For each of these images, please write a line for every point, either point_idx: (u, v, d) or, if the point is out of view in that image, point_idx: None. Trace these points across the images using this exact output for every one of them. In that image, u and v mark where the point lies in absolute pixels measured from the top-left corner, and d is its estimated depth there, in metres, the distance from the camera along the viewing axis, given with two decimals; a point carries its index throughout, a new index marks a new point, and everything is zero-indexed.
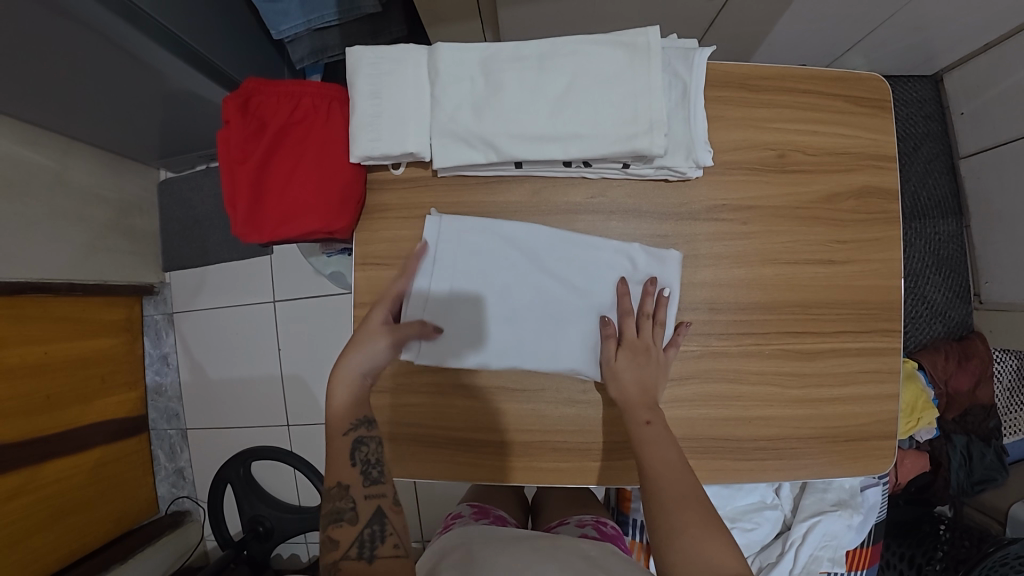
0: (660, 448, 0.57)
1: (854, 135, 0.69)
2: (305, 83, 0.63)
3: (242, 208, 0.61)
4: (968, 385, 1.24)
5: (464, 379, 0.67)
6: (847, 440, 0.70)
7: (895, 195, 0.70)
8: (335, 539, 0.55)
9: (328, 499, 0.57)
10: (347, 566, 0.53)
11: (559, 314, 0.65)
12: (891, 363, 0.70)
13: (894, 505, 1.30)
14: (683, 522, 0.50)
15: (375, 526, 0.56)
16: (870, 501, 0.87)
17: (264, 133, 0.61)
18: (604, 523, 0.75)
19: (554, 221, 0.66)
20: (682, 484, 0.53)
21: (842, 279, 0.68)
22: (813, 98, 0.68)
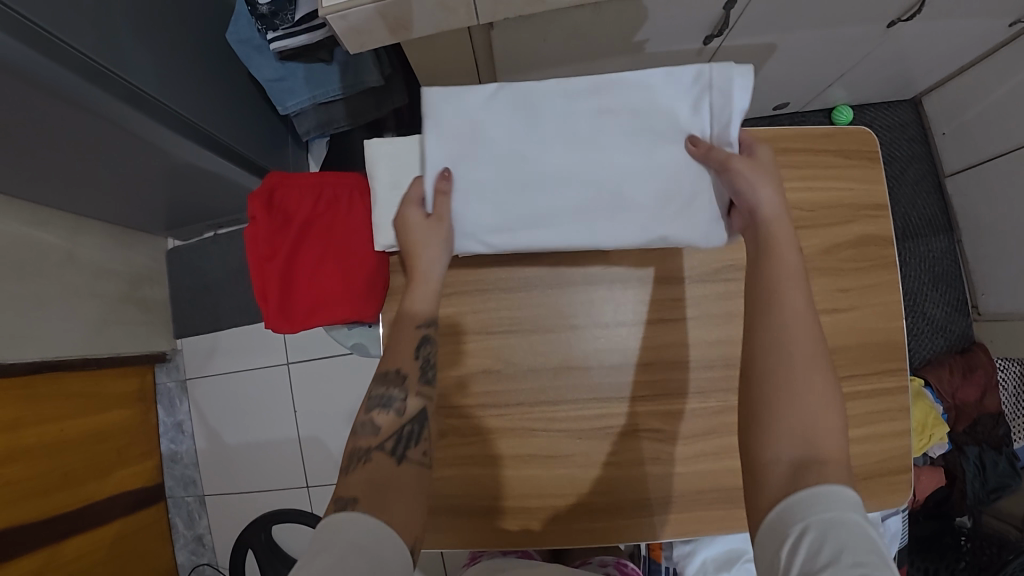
0: (797, 288, 0.51)
1: (848, 187, 0.73)
2: (329, 177, 0.66)
3: (272, 303, 0.63)
4: (974, 396, 1.28)
5: (494, 450, 0.67)
6: (865, 479, 0.72)
7: (889, 241, 0.73)
8: (375, 426, 0.56)
9: (383, 382, 0.58)
10: (377, 459, 0.54)
11: (625, 175, 0.59)
12: (902, 401, 0.72)
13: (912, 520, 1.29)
14: (801, 387, 0.48)
15: (414, 425, 0.57)
16: (893, 530, 0.89)
17: (291, 227, 0.64)
18: (626, 563, 0.77)
19: (570, 292, 0.68)
20: (804, 341, 0.49)
21: (849, 325, 0.71)
22: (806, 155, 0.72)
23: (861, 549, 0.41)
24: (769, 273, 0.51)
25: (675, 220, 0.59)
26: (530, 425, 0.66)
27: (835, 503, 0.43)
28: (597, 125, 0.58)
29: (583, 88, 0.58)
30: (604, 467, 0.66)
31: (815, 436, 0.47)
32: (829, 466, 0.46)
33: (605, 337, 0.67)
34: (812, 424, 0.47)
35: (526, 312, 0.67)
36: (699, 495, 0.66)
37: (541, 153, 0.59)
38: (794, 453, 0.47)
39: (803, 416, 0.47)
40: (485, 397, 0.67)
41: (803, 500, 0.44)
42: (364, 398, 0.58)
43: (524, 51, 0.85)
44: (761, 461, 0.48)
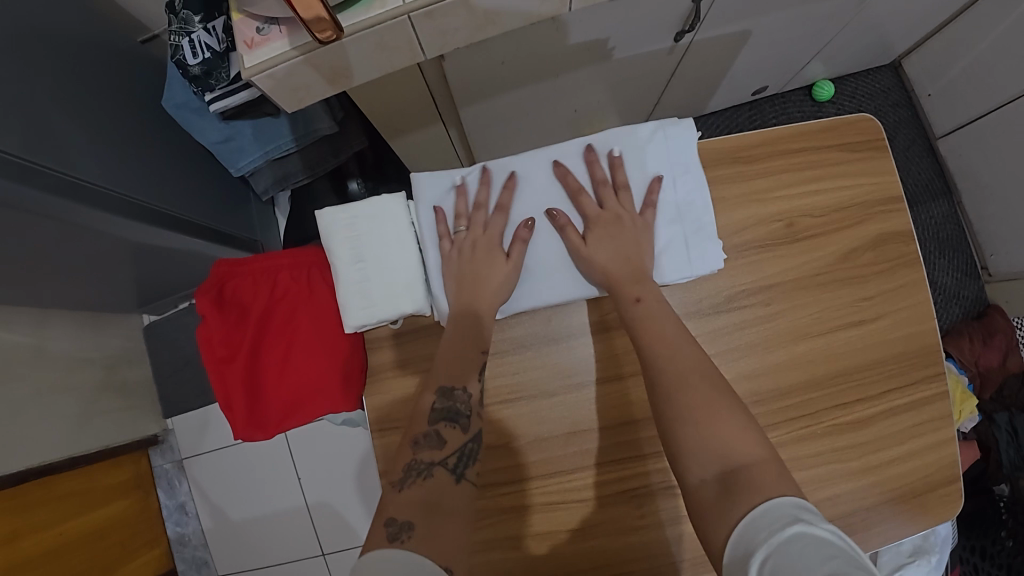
0: (662, 316, 0.55)
1: (856, 185, 0.66)
2: (279, 262, 0.62)
3: (240, 408, 0.60)
4: (997, 361, 1.22)
5: (514, 531, 0.61)
6: (913, 499, 0.66)
7: (909, 235, 0.67)
8: (441, 439, 0.50)
9: (446, 396, 0.53)
10: (435, 474, 0.48)
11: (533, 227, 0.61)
12: (943, 407, 0.67)
13: None
14: (689, 405, 0.48)
15: (474, 443, 0.52)
16: (945, 534, 0.83)
17: (245, 326, 0.61)
18: None
19: (572, 346, 0.61)
20: (681, 361, 0.51)
21: (879, 335, 0.65)
22: (806, 157, 0.65)
23: (818, 558, 0.35)
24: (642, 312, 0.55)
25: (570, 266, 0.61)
26: (551, 498, 0.61)
27: (762, 525, 0.39)
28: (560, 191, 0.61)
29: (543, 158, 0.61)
30: (633, 533, 0.60)
31: (724, 450, 0.46)
32: (750, 474, 0.43)
33: (615, 390, 0.61)
34: (716, 438, 0.46)
35: (528, 375, 0.61)
36: None
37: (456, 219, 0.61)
38: (714, 469, 0.45)
39: (710, 437, 0.46)
40: (494, 474, 0.61)
41: (743, 535, 0.39)
42: (425, 410, 0.52)
43: (483, 79, 0.79)
44: (693, 494, 0.45)
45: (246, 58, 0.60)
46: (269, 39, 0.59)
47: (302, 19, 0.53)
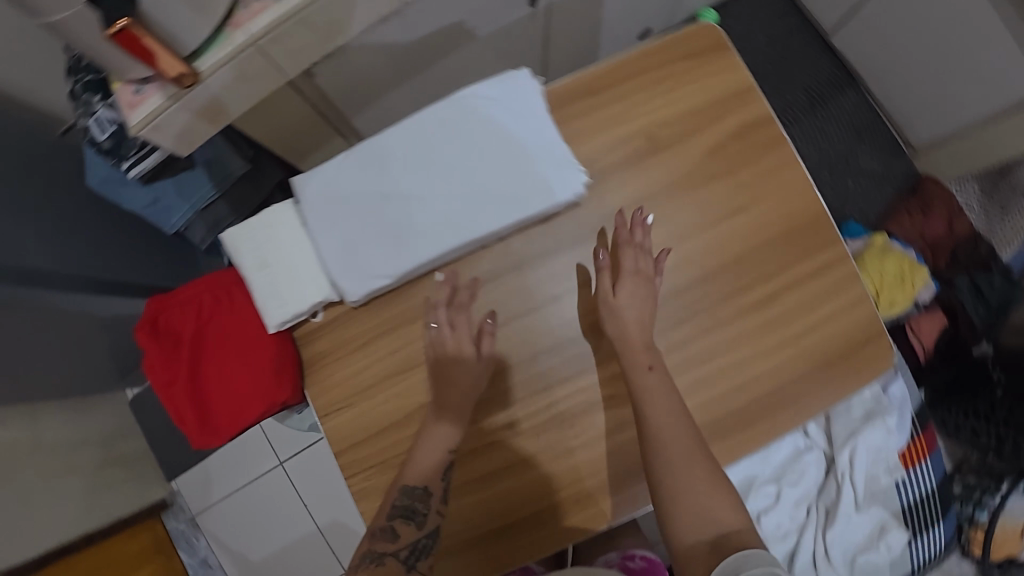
0: (662, 395, 0.57)
1: (707, 84, 0.69)
2: (199, 288, 0.68)
3: (192, 421, 0.66)
4: (942, 229, 1.26)
5: (461, 476, 0.64)
6: (842, 361, 0.68)
7: (772, 118, 0.69)
8: (394, 533, 0.57)
9: (405, 494, 0.58)
10: (388, 564, 0.55)
11: (435, 185, 0.62)
12: (847, 270, 0.68)
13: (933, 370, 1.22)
14: (686, 480, 0.52)
15: (427, 540, 0.59)
16: (899, 395, 0.80)
17: (183, 348, 0.67)
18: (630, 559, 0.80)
19: (470, 298, 0.65)
20: (679, 439, 0.54)
21: (765, 217, 0.67)
22: (651, 73, 0.69)
23: None
24: (643, 395, 0.57)
25: (478, 213, 0.62)
26: (489, 441, 0.64)
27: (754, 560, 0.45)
28: (430, 151, 0.63)
29: (410, 124, 0.63)
30: (574, 454, 0.64)
31: (718, 520, 0.50)
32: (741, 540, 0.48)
33: (528, 327, 0.65)
34: (707, 505, 0.51)
35: (438, 334, 0.65)
36: None
37: (365, 195, 0.64)
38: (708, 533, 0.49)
39: (701, 508, 0.51)
40: None
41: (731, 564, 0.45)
42: (387, 505, 0.58)
43: (360, 81, 0.84)
44: (684, 551, 0.50)
45: (130, 118, 0.67)
46: (147, 97, 0.67)
47: (170, 76, 0.61)
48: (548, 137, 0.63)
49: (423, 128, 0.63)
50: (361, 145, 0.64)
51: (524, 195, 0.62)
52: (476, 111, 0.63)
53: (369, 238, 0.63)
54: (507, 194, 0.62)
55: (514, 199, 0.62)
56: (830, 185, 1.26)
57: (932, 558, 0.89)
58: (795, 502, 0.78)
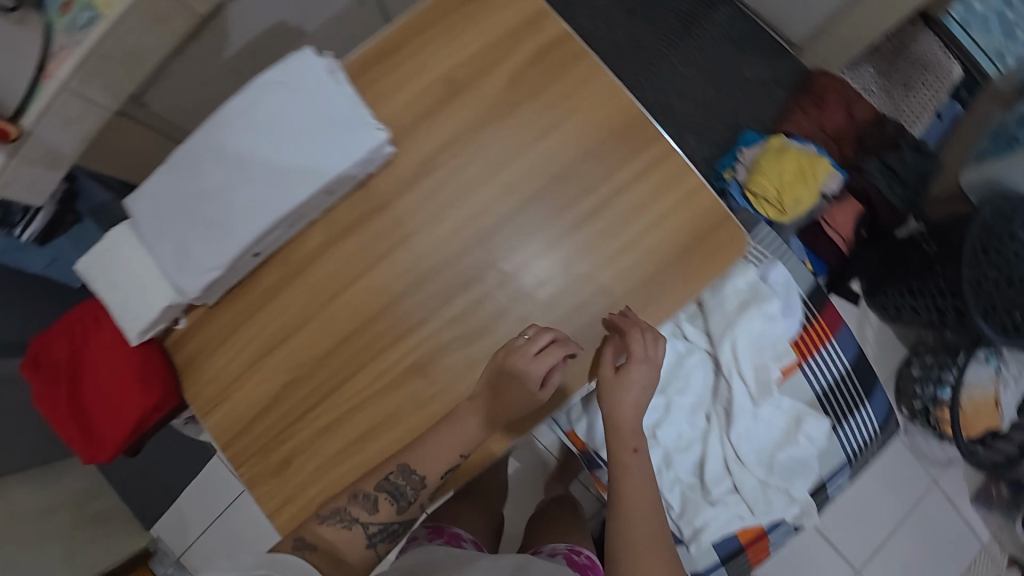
0: (640, 488, 0.57)
1: (497, 16, 0.69)
2: (71, 317, 0.72)
3: (80, 441, 0.71)
4: (841, 118, 1.24)
5: (334, 443, 0.67)
6: (693, 256, 0.64)
7: (567, 32, 0.68)
8: (376, 504, 0.58)
9: (403, 472, 0.59)
10: (355, 531, 0.57)
11: (244, 173, 0.65)
12: (674, 163, 0.65)
13: (859, 255, 1.20)
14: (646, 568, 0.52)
15: (399, 526, 0.59)
16: (779, 280, 0.76)
17: (61, 376, 0.72)
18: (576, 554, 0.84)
19: (308, 272, 0.68)
20: (647, 528, 0.55)
21: (576, 130, 0.66)
22: (442, 20, 0.69)
23: None
24: (622, 481, 0.57)
25: (283, 189, 0.63)
26: (352, 404, 0.66)
27: None
28: (232, 144, 0.66)
29: (215, 124, 0.66)
30: (432, 404, 0.65)
31: None
32: None
33: (365, 288, 0.66)
34: None
35: (286, 313, 0.68)
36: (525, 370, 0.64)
37: (186, 199, 0.67)
38: None
39: None
40: (303, 406, 0.67)
41: None
42: (383, 472, 0.60)
43: (197, 99, 0.87)
44: None
45: None
46: None
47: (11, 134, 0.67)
48: (334, 102, 0.65)
49: (222, 125, 0.66)
50: (177, 155, 0.67)
51: (321, 163, 0.63)
52: (265, 96, 0.65)
53: (194, 238, 0.66)
54: (304, 164, 0.63)
55: (312, 167, 0.63)
56: (718, 103, 1.24)
57: (870, 439, 0.85)
58: (688, 409, 0.75)
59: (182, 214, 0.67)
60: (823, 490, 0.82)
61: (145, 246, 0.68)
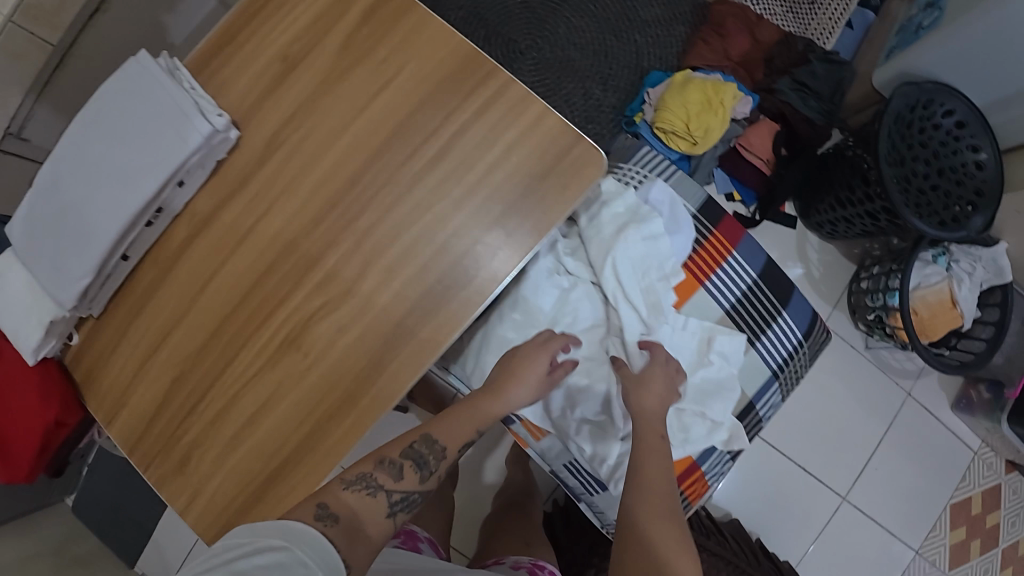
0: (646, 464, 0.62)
1: None
2: None
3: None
4: (746, 42, 1.22)
5: (230, 425, 0.68)
6: (544, 180, 0.65)
7: None
8: (399, 470, 0.59)
9: (425, 442, 0.63)
10: (379, 497, 0.57)
11: (94, 179, 0.65)
12: (514, 95, 0.67)
13: (781, 176, 1.18)
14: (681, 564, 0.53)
15: (417, 495, 0.60)
16: (659, 200, 0.76)
17: None
18: (541, 567, 0.87)
19: (181, 262, 0.70)
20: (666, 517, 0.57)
21: (413, 80, 0.67)
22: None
23: None
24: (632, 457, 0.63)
25: (133, 188, 0.64)
26: (242, 381, 0.68)
27: None
28: (77, 154, 0.66)
29: (62, 137, 0.67)
30: (313, 372, 0.67)
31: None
32: None
33: (235, 269, 0.69)
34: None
35: (167, 305, 0.70)
36: (400, 317, 0.66)
37: (44, 215, 0.67)
38: None
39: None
40: (194, 397, 0.69)
41: None
42: (406, 441, 0.63)
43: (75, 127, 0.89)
44: None
45: None
46: None
47: None
48: (166, 94, 0.65)
49: (67, 139, 0.67)
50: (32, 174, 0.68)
51: (166, 155, 0.64)
52: (102, 103, 0.66)
53: (56, 251, 0.67)
54: (145, 161, 0.64)
55: (156, 162, 0.64)
56: (619, 50, 1.22)
57: (796, 350, 0.81)
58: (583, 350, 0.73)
59: (42, 229, 0.67)
60: (750, 410, 0.80)
61: (20, 268, 0.69)
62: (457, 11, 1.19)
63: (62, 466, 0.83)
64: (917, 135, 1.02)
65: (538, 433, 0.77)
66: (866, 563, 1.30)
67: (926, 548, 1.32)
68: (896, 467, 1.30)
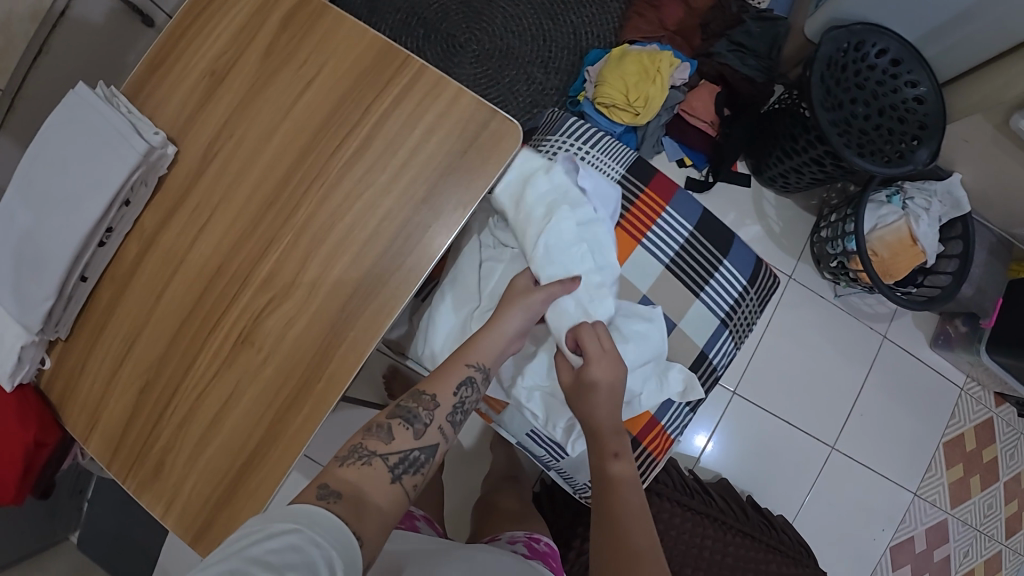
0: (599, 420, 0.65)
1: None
2: None
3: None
4: (680, 11, 1.21)
5: (196, 428, 0.71)
6: (464, 157, 0.68)
7: None
8: (390, 432, 0.59)
9: (414, 398, 0.62)
10: (375, 464, 0.56)
11: (45, 208, 0.69)
12: (430, 80, 0.69)
13: (727, 136, 1.21)
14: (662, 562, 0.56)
15: (419, 452, 0.59)
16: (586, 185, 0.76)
17: None
18: (535, 541, 0.84)
19: (136, 278, 0.73)
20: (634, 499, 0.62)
21: (333, 78, 0.70)
22: (190, 17, 0.74)
23: None
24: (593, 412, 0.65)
25: (80, 211, 0.67)
26: (202, 385, 0.71)
27: None
28: (28, 185, 0.70)
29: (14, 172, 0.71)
30: (267, 367, 0.69)
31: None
32: None
33: (185, 277, 0.72)
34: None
35: (127, 320, 0.73)
36: (345, 304, 0.69)
37: (3, 247, 0.70)
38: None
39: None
40: (160, 405, 0.72)
41: None
42: (392, 406, 0.62)
43: None
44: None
45: None
46: None
47: None
48: (103, 119, 0.68)
49: (17, 173, 0.70)
50: None
51: (106, 177, 0.67)
52: (45, 134, 0.69)
53: (17, 278, 0.70)
54: (89, 185, 0.67)
55: (99, 184, 0.67)
56: (557, 32, 1.24)
57: (742, 296, 0.84)
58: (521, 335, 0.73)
59: (4, 260, 0.71)
60: (704, 361, 0.82)
61: None
62: (397, 14, 1.22)
63: (50, 484, 0.88)
64: (851, 77, 1.03)
65: (498, 406, 0.81)
66: (864, 510, 1.30)
67: (924, 489, 1.33)
68: (881, 410, 1.31)
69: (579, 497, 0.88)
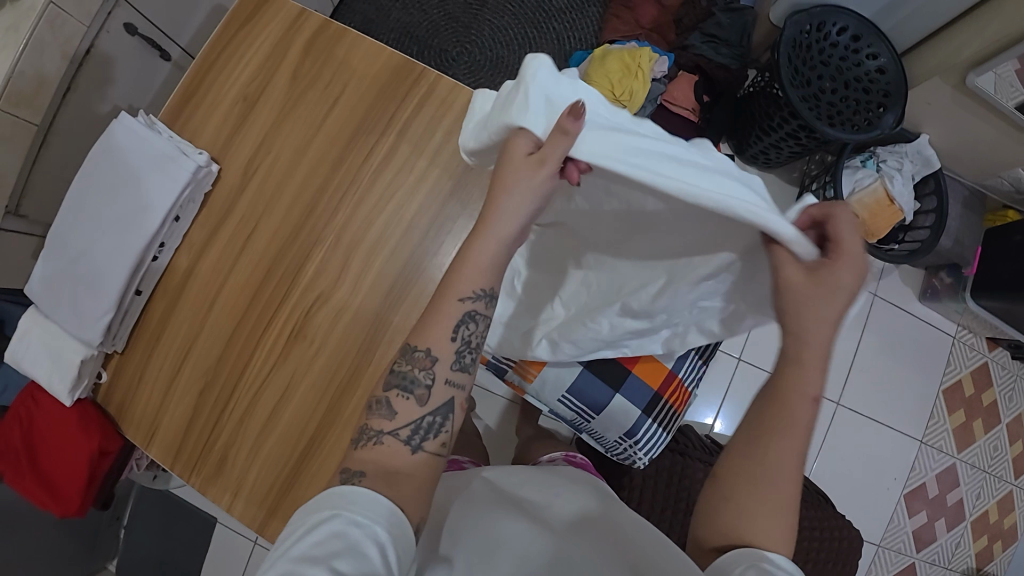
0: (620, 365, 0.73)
1: (263, 31, 0.81)
2: (15, 404, 0.86)
3: (52, 501, 0.86)
4: (654, 10, 1.30)
5: (257, 422, 0.77)
6: None
7: (325, 21, 0.81)
8: (392, 406, 0.56)
9: (406, 357, 0.57)
10: (388, 442, 0.54)
11: (99, 230, 0.75)
12: (445, 87, 0.77)
13: (709, 120, 1.31)
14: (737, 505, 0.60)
15: (434, 417, 0.56)
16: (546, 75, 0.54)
17: (20, 455, 0.86)
18: (573, 454, 0.89)
19: (188, 288, 0.80)
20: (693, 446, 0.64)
21: (358, 93, 0.78)
22: (220, 50, 0.81)
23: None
24: None
25: (135, 230, 0.74)
26: (260, 380, 0.77)
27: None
28: (83, 211, 0.76)
29: (64, 202, 0.77)
30: (320, 358, 0.76)
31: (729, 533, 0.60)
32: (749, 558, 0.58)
33: (236, 283, 0.79)
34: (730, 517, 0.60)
35: (183, 328, 0.80)
36: (387, 292, 0.76)
37: (61, 270, 0.77)
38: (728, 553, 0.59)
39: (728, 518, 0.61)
40: (220, 404, 0.78)
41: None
42: (388, 374, 0.58)
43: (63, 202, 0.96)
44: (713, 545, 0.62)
45: None
46: None
47: None
48: (151, 144, 0.76)
49: (69, 201, 0.77)
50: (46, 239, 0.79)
51: (159, 197, 0.74)
52: (96, 162, 0.76)
53: (76, 296, 0.76)
54: (143, 205, 0.74)
55: (152, 204, 0.74)
56: (543, 39, 1.33)
57: None
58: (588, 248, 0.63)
59: (62, 283, 0.77)
60: None
61: (49, 322, 0.79)
62: (391, 34, 1.32)
63: (108, 496, 0.93)
64: (817, 56, 1.12)
65: (529, 375, 0.87)
66: (878, 461, 1.36)
67: (930, 436, 1.39)
68: (881, 364, 1.38)
69: (612, 456, 0.94)
